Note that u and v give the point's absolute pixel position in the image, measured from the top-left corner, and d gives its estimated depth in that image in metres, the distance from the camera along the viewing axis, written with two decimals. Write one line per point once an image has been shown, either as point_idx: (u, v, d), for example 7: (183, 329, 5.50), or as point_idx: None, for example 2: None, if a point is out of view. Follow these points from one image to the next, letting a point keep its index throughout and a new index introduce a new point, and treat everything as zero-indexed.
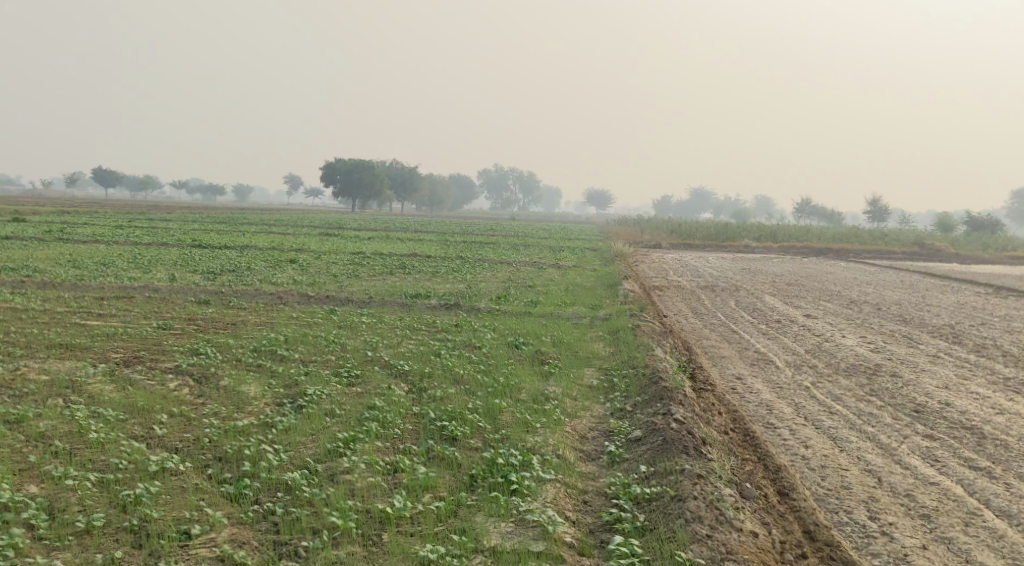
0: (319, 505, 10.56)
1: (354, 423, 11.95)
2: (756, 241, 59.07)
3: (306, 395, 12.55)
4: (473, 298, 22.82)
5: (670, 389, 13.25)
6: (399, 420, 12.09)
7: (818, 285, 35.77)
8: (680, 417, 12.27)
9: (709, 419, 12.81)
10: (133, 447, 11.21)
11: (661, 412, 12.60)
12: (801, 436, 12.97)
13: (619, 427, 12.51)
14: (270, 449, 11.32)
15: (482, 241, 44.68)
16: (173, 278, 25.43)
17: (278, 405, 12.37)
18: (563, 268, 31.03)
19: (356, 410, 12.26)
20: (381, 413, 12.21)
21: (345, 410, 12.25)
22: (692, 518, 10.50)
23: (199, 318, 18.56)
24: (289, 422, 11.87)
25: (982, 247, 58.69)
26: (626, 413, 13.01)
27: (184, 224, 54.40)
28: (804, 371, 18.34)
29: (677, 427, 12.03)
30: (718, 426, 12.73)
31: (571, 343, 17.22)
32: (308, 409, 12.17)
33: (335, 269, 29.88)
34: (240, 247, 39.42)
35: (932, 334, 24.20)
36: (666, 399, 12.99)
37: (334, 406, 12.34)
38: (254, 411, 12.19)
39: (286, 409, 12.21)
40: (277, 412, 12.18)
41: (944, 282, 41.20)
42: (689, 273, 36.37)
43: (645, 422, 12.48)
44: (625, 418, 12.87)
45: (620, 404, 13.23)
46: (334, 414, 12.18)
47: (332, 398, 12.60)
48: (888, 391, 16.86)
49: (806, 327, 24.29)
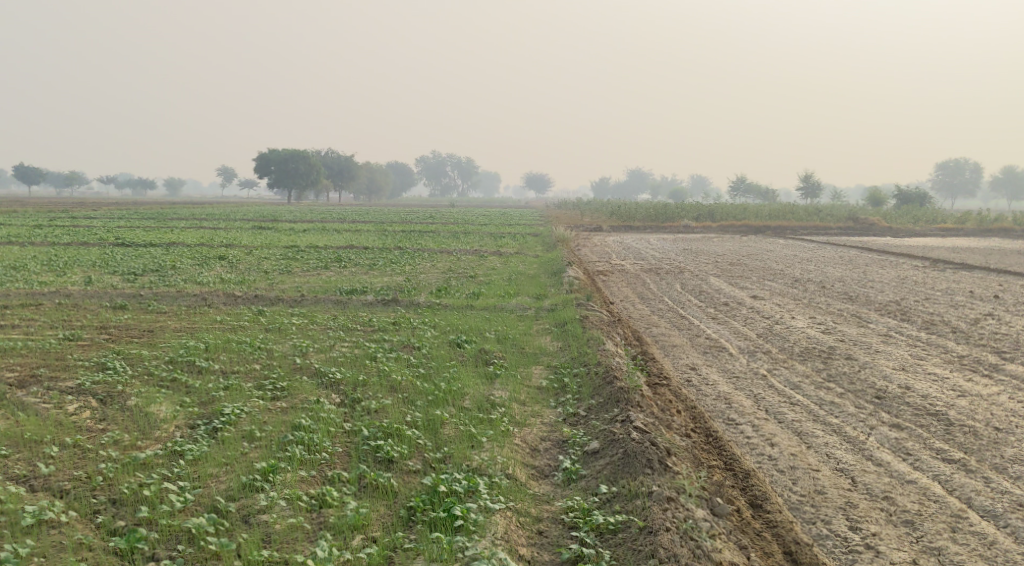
0: (230, 558, 9.42)
1: (277, 448, 10.82)
2: (696, 220, 58.62)
3: (223, 416, 11.37)
4: (411, 292, 21.65)
5: (626, 389, 12.33)
6: (327, 441, 10.99)
7: (761, 264, 35.18)
8: (640, 424, 11.36)
9: (669, 422, 11.92)
10: (11, 492, 9.94)
11: (619, 418, 11.69)
12: (765, 432, 12.13)
13: (573, 436, 11.58)
14: (173, 489, 10.13)
15: (421, 229, 43.48)
16: (89, 282, 23.87)
17: (190, 429, 11.17)
18: (504, 256, 30.03)
19: (279, 431, 11.12)
20: (307, 434, 11.08)
21: (268, 432, 11.12)
22: (666, 556, 9.59)
23: (113, 326, 17.20)
24: (200, 451, 10.70)
25: (913, 221, 58.90)
26: (580, 419, 12.07)
27: (108, 222, 52.42)
28: (758, 357, 17.57)
29: (638, 437, 11.09)
30: (680, 429, 11.85)
31: (515, 338, 16.19)
32: (223, 433, 11.01)
33: (266, 265, 28.52)
34: (166, 244, 37.79)
35: (881, 312, 23.61)
36: (623, 402, 12.06)
37: (255, 427, 11.19)
38: (162, 437, 11.00)
39: (198, 433, 11.02)
40: (188, 438, 10.99)
41: (883, 256, 40.97)
42: (632, 256, 35.57)
43: (601, 431, 11.55)
44: (579, 424, 11.94)
45: (573, 409, 12.29)
46: (254, 437, 11.02)
47: (253, 417, 11.44)
48: (846, 376, 16.09)
49: (756, 309, 23.56)
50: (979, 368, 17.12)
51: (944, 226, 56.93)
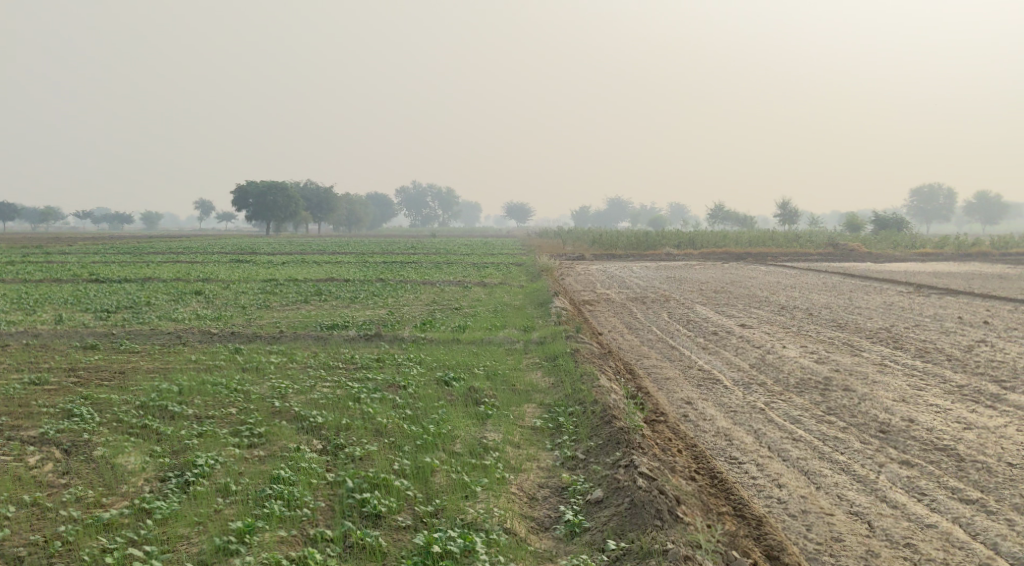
0: None
1: (255, 504, 10.12)
2: (678, 248, 58.29)
3: (196, 467, 10.65)
4: (394, 326, 21.00)
5: (626, 431, 11.71)
6: (308, 495, 10.28)
7: (747, 291, 34.73)
8: (644, 469, 10.76)
9: (672, 464, 11.33)
10: None
11: (621, 463, 11.07)
12: (771, 473, 11.49)
13: (574, 483, 10.95)
14: (139, 555, 9.41)
15: (402, 261, 42.89)
16: (60, 320, 23.10)
17: (161, 483, 10.45)
18: (488, 287, 29.44)
19: (257, 484, 10.41)
20: (287, 487, 10.38)
21: (245, 485, 10.41)
22: None
23: (83, 369, 16.47)
24: (170, 509, 9.99)
25: (893, 246, 58.79)
26: (579, 464, 11.45)
27: (83, 257, 51.57)
28: (754, 390, 16.98)
29: (645, 485, 10.48)
30: (684, 471, 11.26)
31: (505, 374, 15.53)
32: (195, 488, 10.30)
33: (244, 300, 27.80)
34: (142, 280, 37.02)
35: (872, 340, 23.12)
36: (623, 444, 11.45)
37: (230, 479, 10.49)
38: (129, 492, 10.29)
39: (168, 488, 10.31)
40: (158, 493, 10.27)
41: (868, 282, 40.66)
42: (616, 285, 35.08)
43: (603, 478, 10.93)
44: (579, 469, 11.31)
45: (571, 451, 11.66)
46: (230, 492, 10.31)
47: (228, 468, 10.74)
48: (847, 408, 15.51)
49: (746, 339, 23.02)
50: (980, 399, 16.58)
51: (924, 251, 56.84)
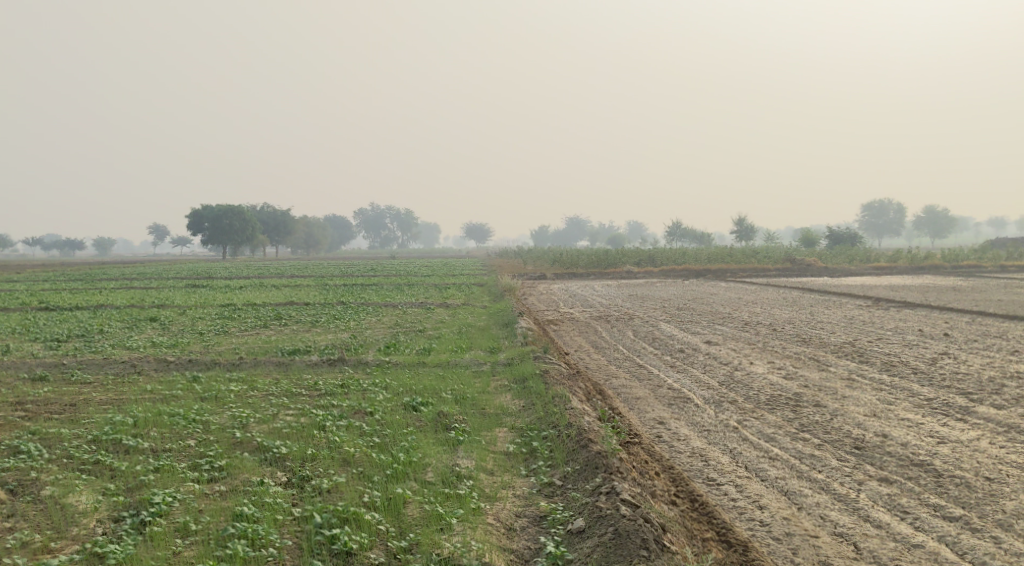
0: None
1: (216, 546, 9.64)
2: (637, 266, 58.29)
3: (152, 505, 10.13)
4: (357, 350, 20.49)
5: (604, 454, 11.38)
6: (274, 534, 9.82)
7: (709, 308, 34.63)
8: (626, 496, 10.46)
9: (653, 489, 11.05)
10: None
11: (602, 489, 10.75)
12: (752, 494, 11.19)
13: (553, 512, 10.61)
14: None
15: (362, 282, 42.36)
16: (9, 352, 22.36)
17: (116, 524, 9.93)
18: (451, 308, 29.05)
19: (218, 523, 9.93)
20: (251, 524, 9.92)
21: (205, 524, 9.92)
22: None
23: (32, 404, 15.83)
24: (125, 552, 9.49)
25: (848, 261, 59.26)
26: (556, 491, 11.10)
27: (34, 285, 50.42)
28: (725, 408, 16.73)
29: (629, 513, 10.19)
30: (664, 496, 11.01)
31: (473, 398, 15.11)
32: (152, 529, 9.79)
33: (200, 326, 27.14)
34: (95, 307, 36.16)
35: (838, 354, 23.01)
36: (602, 470, 11.13)
37: (190, 517, 10.00)
38: (80, 534, 9.77)
39: (123, 529, 9.79)
40: (111, 535, 9.75)
41: (828, 296, 40.79)
42: (579, 303, 34.83)
43: (584, 506, 10.61)
44: (557, 496, 10.97)
45: (547, 478, 11.31)
46: (189, 532, 9.82)
47: (187, 505, 10.23)
48: (820, 425, 15.27)
49: (713, 356, 22.81)
50: (950, 412, 16.45)
51: (879, 265, 57.29)
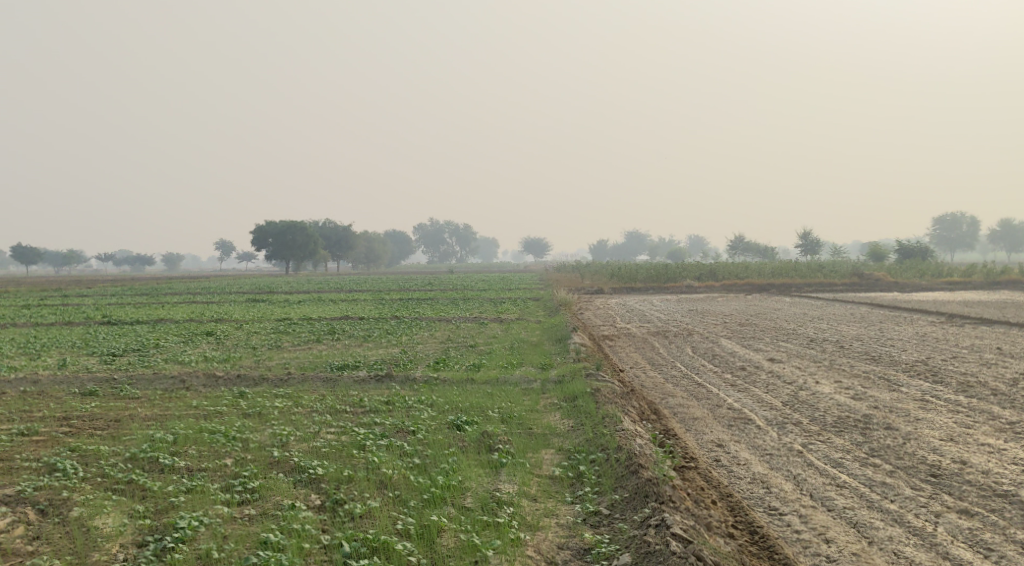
0: None
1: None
2: (698, 280, 57.20)
3: (177, 529, 9.72)
4: (406, 366, 20.00)
5: (654, 482, 10.72)
6: (298, 564, 9.32)
7: (772, 323, 33.58)
8: (676, 529, 9.80)
9: (708, 519, 10.36)
10: None
11: (651, 520, 10.10)
12: (819, 526, 10.44)
13: (598, 545, 9.98)
14: None
15: (419, 297, 42.08)
16: (64, 366, 22.38)
17: (139, 550, 9.53)
18: (505, 323, 28.50)
19: (242, 551, 9.46)
20: (276, 552, 9.44)
21: (229, 552, 9.48)
22: None
23: (77, 419, 15.64)
24: None
25: (919, 275, 57.38)
26: (603, 520, 10.47)
27: (99, 299, 51.12)
28: (789, 430, 15.91)
29: (680, 549, 9.52)
30: (720, 528, 10.31)
31: (521, 417, 14.49)
32: (173, 556, 9.37)
33: (254, 340, 26.97)
34: (154, 321, 36.37)
35: (909, 374, 21.93)
36: (652, 499, 10.48)
37: (215, 544, 9.56)
38: (102, 559, 9.39)
39: (144, 555, 9.38)
40: (132, 562, 9.34)
41: (897, 312, 39.36)
42: (637, 318, 34.05)
43: (632, 539, 9.96)
44: (603, 527, 10.33)
45: (594, 505, 10.69)
46: (212, 561, 9.38)
47: (214, 530, 9.80)
48: (891, 450, 14.37)
49: (775, 374, 21.91)
50: None
51: (951, 280, 55.39)
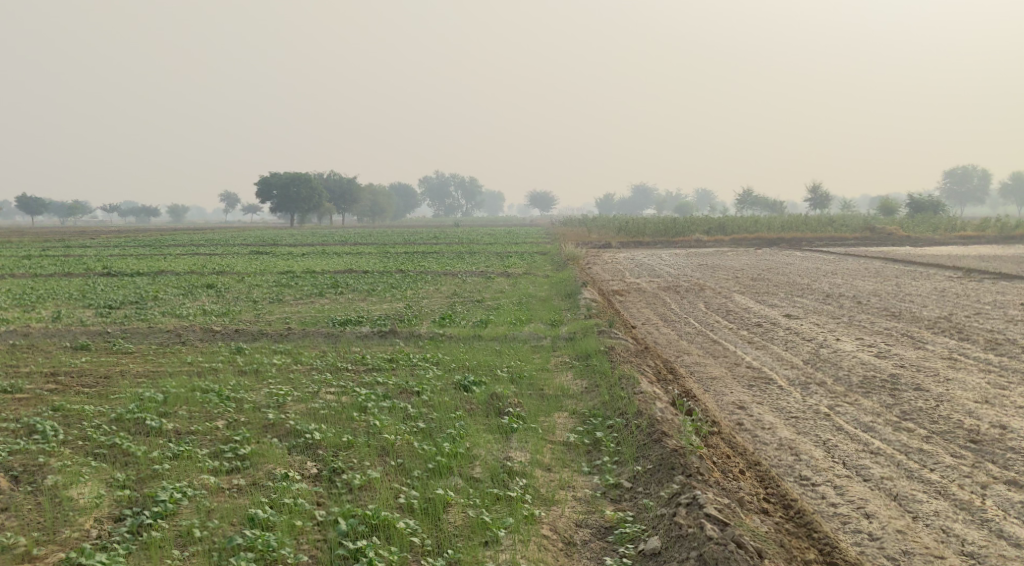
0: None
1: (219, 558, 8.47)
2: (708, 234, 56.27)
3: (157, 503, 9.01)
4: (411, 321, 19.19)
5: (680, 454, 9.95)
6: (288, 545, 8.61)
7: (786, 278, 32.67)
8: (709, 510, 9.04)
9: (738, 494, 9.63)
10: None
11: (678, 497, 9.36)
12: (860, 501, 9.69)
13: (621, 525, 9.26)
14: None
15: (425, 250, 41.27)
16: (59, 319, 21.62)
17: (114, 526, 8.82)
18: (513, 277, 27.64)
19: (227, 529, 8.75)
20: (266, 531, 8.73)
21: (214, 529, 8.76)
22: None
23: (65, 375, 14.87)
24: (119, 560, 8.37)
25: (932, 229, 56.29)
26: (625, 495, 9.74)
27: (101, 250, 50.41)
28: (813, 391, 15.12)
29: (710, 531, 8.80)
30: (754, 504, 9.56)
31: (531, 377, 13.69)
32: (151, 534, 8.66)
33: (255, 294, 26.20)
34: (155, 273, 35.60)
35: (933, 330, 21.08)
36: (679, 472, 9.73)
37: (199, 520, 8.85)
38: (74, 536, 8.67)
39: (120, 532, 8.67)
40: (105, 541, 8.63)
41: (913, 266, 38.43)
42: (646, 273, 33.19)
43: (658, 519, 9.23)
44: (626, 504, 9.62)
45: (614, 478, 9.96)
46: (194, 540, 8.67)
47: (198, 504, 9.08)
48: (924, 413, 13.55)
49: (794, 331, 21.05)
50: None
51: (965, 234, 54.35)
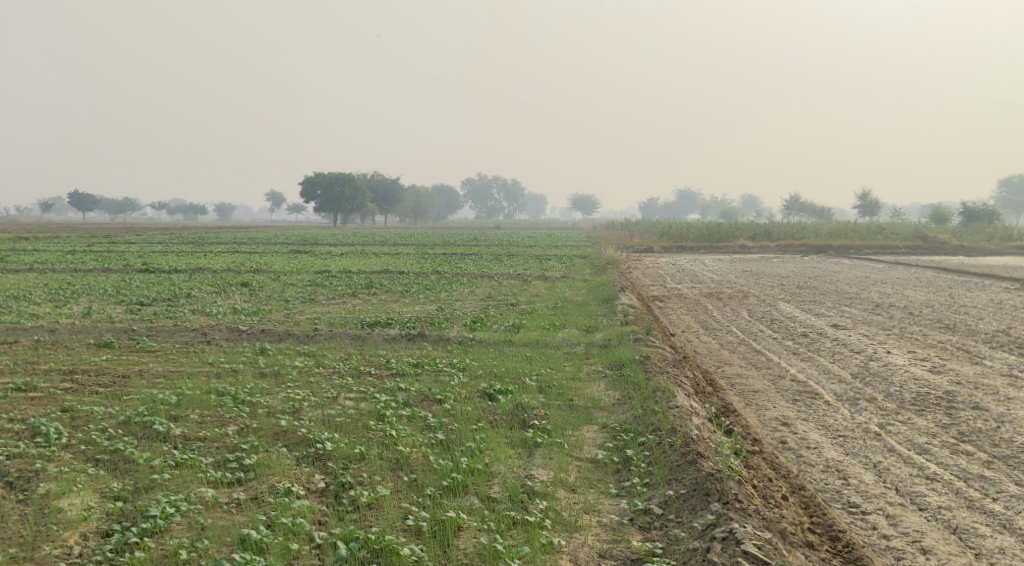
0: None
1: None
2: (753, 241, 55.15)
3: (147, 518, 8.81)
4: (441, 324, 18.56)
5: (716, 478, 9.33)
6: None
7: (833, 287, 31.63)
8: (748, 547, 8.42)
9: (781, 524, 8.96)
10: None
11: (713, 529, 8.76)
12: (917, 536, 9.05)
13: (650, 557, 8.65)
14: None
15: (465, 252, 40.69)
16: (89, 315, 21.30)
17: (100, 542, 8.64)
18: (550, 280, 26.94)
19: (218, 550, 8.54)
20: (259, 554, 8.47)
21: (203, 550, 8.54)
22: None
23: (82, 373, 14.47)
24: None
25: (986, 238, 54.62)
26: (655, 522, 9.14)
27: (144, 246, 50.58)
28: (861, 407, 14.28)
29: None
30: (798, 536, 8.91)
31: (562, 386, 12.99)
32: (134, 554, 8.49)
33: (289, 292, 25.76)
34: (193, 270, 35.40)
35: (990, 345, 20.04)
36: (715, 499, 9.11)
37: (189, 539, 8.65)
38: (57, 552, 8.52)
39: (103, 551, 8.49)
40: (87, 559, 8.46)
41: (966, 277, 37.13)
42: (688, 279, 32.34)
43: (689, 553, 8.62)
44: (656, 532, 9.01)
45: (643, 503, 9.34)
46: (179, 561, 8.45)
47: (192, 519, 8.90)
48: (983, 436, 12.68)
49: (842, 342, 20.14)
50: None
51: (1021, 244, 52.66)
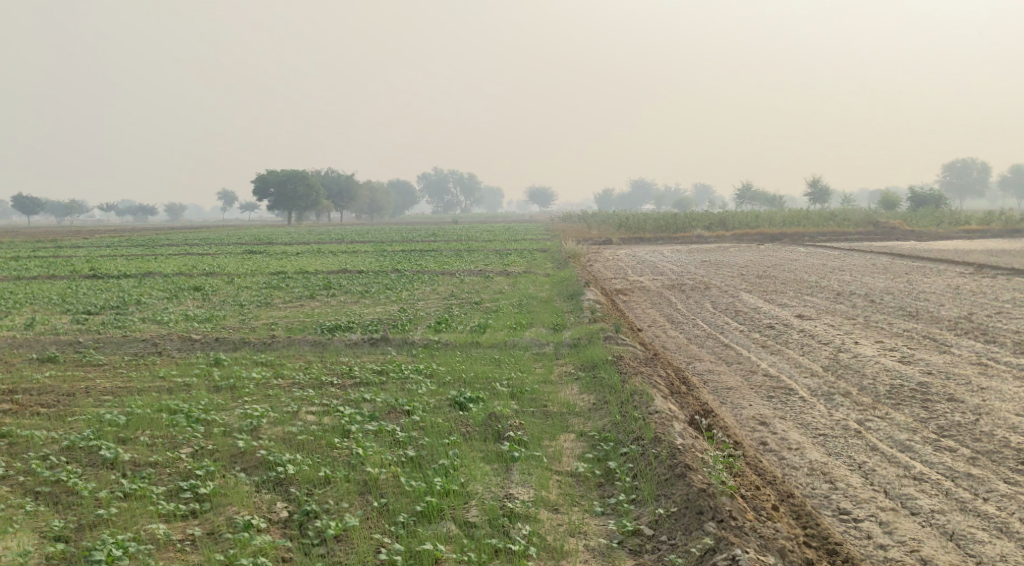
0: None
1: None
2: (709, 230, 55.02)
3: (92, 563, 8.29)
4: (404, 327, 17.92)
5: (709, 496, 9.16)
6: None
7: (793, 276, 31.44)
8: None
9: (778, 542, 8.87)
10: None
11: (711, 555, 8.61)
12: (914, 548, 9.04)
13: None
14: None
15: (422, 248, 39.95)
16: (33, 327, 20.33)
17: None
18: (513, 277, 26.34)
19: None
20: None
21: None
22: None
23: (25, 393, 13.65)
24: None
25: (936, 223, 55.07)
26: (647, 544, 8.95)
27: (93, 251, 49.21)
28: (838, 402, 13.94)
29: None
30: (797, 553, 8.82)
31: (534, 391, 12.45)
32: None
33: (243, 297, 24.93)
34: (142, 274, 34.28)
35: (956, 332, 19.85)
36: (709, 519, 8.96)
37: None
38: None
39: None
40: None
41: (923, 262, 37.23)
42: (650, 271, 31.95)
43: None
44: (650, 555, 8.83)
45: (632, 523, 9.12)
46: None
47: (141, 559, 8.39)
48: (964, 429, 12.40)
49: (809, 333, 19.85)
50: None
51: (970, 228, 53.07)
